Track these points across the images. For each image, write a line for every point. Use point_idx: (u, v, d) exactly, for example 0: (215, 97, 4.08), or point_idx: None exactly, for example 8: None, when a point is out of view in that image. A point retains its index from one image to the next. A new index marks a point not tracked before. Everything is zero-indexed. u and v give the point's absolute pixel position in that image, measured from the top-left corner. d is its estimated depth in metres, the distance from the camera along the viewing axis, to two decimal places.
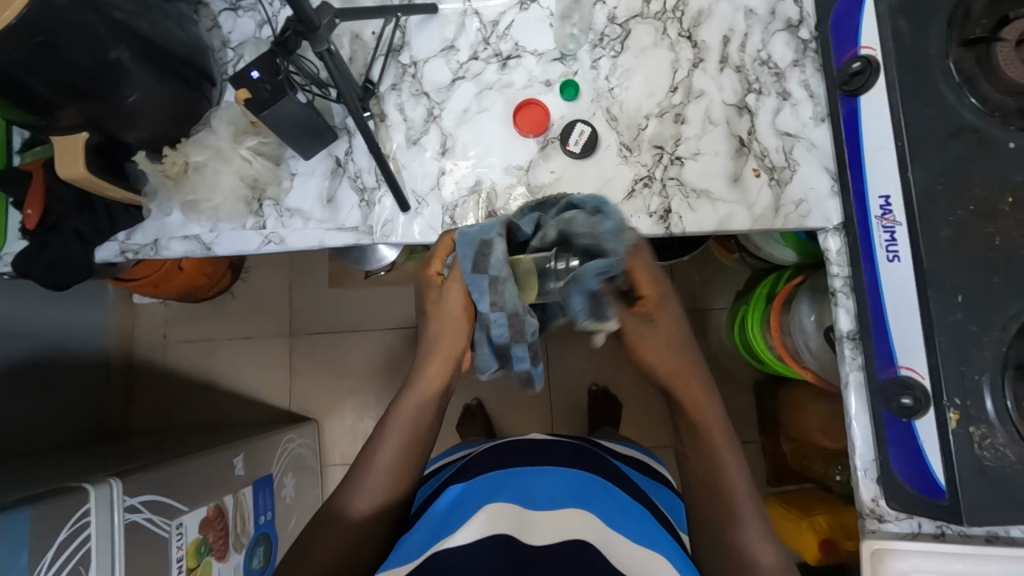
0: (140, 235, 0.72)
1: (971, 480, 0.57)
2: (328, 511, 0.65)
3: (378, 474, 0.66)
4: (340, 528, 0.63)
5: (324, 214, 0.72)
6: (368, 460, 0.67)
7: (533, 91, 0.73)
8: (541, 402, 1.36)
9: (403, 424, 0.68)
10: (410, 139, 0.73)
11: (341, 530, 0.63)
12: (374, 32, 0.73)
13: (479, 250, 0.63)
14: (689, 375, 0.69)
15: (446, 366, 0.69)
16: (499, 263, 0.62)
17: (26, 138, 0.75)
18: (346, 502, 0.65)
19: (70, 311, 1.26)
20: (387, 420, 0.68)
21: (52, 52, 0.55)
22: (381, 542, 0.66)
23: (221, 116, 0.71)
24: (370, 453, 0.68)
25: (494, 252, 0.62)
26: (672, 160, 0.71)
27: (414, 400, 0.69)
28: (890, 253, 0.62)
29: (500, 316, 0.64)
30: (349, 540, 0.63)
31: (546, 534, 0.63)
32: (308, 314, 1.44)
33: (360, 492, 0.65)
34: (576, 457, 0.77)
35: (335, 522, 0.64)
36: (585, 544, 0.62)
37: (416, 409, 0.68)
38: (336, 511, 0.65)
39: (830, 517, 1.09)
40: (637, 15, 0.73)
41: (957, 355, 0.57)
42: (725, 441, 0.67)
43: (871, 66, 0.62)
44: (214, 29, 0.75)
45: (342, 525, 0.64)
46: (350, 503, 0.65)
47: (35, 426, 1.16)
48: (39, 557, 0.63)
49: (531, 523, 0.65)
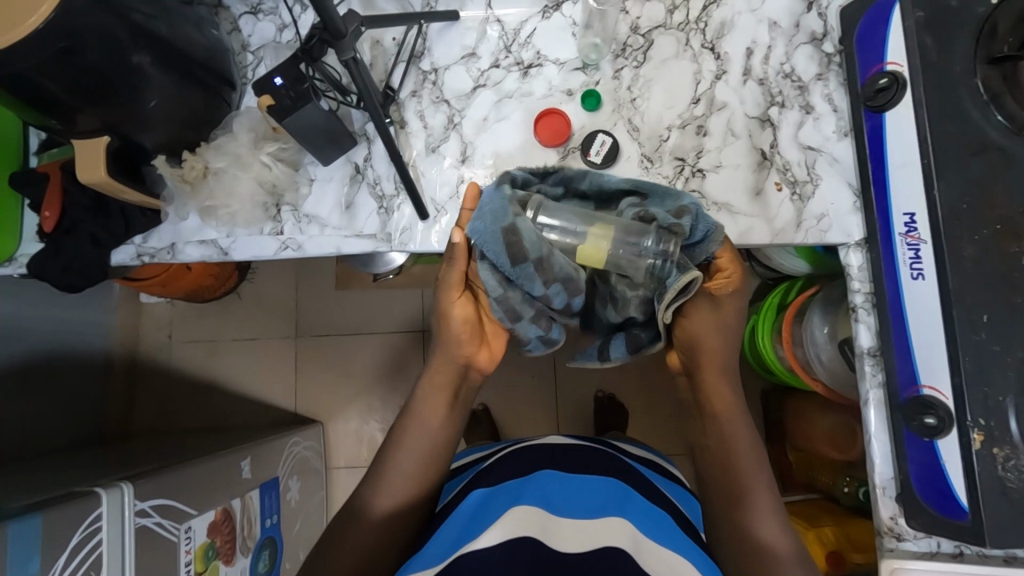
0: (156, 239, 0.72)
1: (992, 500, 0.57)
2: (358, 507, 0.67)
3: (398, 473, 0.68)
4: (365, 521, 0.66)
5: (341, 220, 0.72)
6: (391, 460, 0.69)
7: (554, 100, 0.73)
8: (548, 409, 1.36)
9: (423, 429, 0.69)
10: (429, 146, 0.73)
11: (366, 524, 0.66)
12: (395, 38, 0.73)
13: (510, 229, 0.59)
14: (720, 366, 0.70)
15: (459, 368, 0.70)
16: (534, 245, 0.59)
17: (42, 139, 0.75)
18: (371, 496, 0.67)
19: (76, 310, 1.25)
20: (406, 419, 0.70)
21: (73, 57, 0.54)
22: (407, 536, 0.69)
23: (243, 121, 0.70)
24: (391, 452, 0.69)
25: (526, 235, 0.59)
26: (693, 171, 0.71)
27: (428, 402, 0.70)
28: (914, 271, 0.62)
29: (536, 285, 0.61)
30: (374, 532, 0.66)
31: (576, 540, 0.65)
32: (314, 316, 1.43)
33: (386, 489, 0.68)
34: (594, 465, 0.76)
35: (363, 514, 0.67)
36: (616, 550, 0.63)
37: (431, 410, 0.70)
38: (360, 505, 0.68)
39: (838, 528, 1.09)
40: (659, 25, 0.73)
41: (981, 375, 0.57)
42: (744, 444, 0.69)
43: (898, 83, 0.62)
44: (234, 32, 0.74)
45: (367, 519, 0.67)
46: (375, 499, 0.67)
47: (41, 425, 1.15)
48: (51, 562, 0.63)
49: (558, 527, 0.66)
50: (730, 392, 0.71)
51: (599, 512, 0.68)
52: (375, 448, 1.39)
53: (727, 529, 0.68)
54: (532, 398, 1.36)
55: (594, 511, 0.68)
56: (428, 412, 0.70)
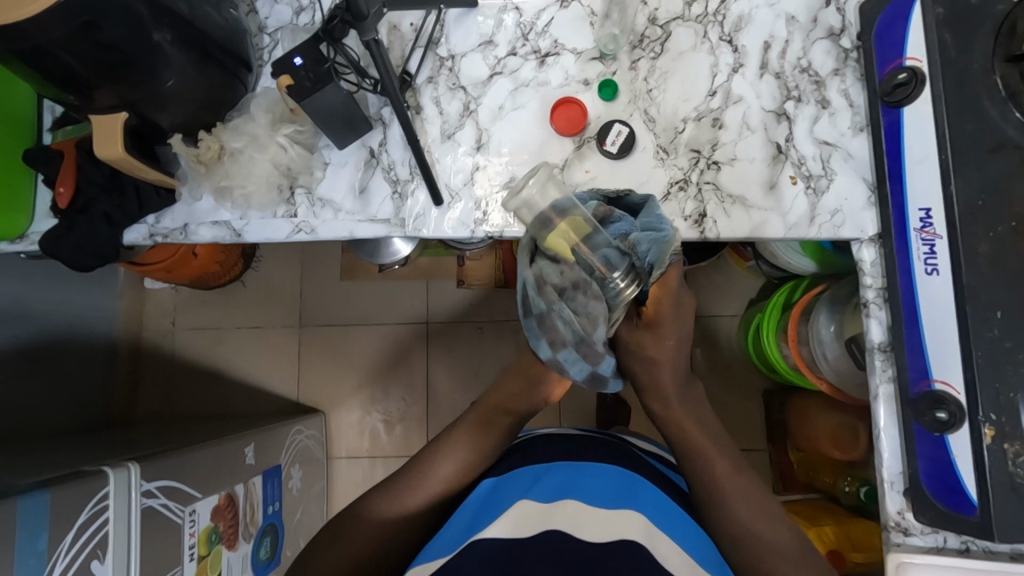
0: (169, 219, 0.72)
1: (1003, 496, 0.58)
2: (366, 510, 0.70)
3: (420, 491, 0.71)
4: (372, 521, 0.68)
5: (355, 205, 0.72)
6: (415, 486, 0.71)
7: (570, 89, 0.73)
8: (550, 403, 1.36)
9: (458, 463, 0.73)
10: (444, 133, 0.73)
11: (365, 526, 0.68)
12: (413, 24, 0.73)
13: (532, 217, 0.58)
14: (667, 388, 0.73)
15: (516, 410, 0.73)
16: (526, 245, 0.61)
17: (56, 116, 0.75)
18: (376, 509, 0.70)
19: (80, 294, 1.25)
20: (453, 444, 0.74)
21: (95, 31, 0.54)
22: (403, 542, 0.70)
23: (260, 102, 0.70)
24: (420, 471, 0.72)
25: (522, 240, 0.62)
26: (708, 164, 0.71)
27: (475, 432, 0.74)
28: (928, 266, 0.62)
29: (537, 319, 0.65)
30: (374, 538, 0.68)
31: (596, 530, 0.65)
32: (319, 305, 1.43)
33: (395, 505, 0.70)
34: (607, 453, 0.76)
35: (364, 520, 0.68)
36: (629, 548, 0.62)
37: (477, 436, 0.74)
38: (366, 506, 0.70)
39: (838, 528, 1.08)
40: (677, 17, 0.73)
41: (993, 371, 0.57)
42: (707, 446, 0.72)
43: (916, 77, 0.62)
44: (251, 14, 0.74)
45: (369, 521, 0.68)
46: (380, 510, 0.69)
47: (42, 408, 1.15)
48: (59, 540, 0.62)
49: (578, 517, 0.66)
50: (682, 406, 0.73)
51: (621, 503, 0.68)
52: (377, 439, 1.39)
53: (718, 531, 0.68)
54: None
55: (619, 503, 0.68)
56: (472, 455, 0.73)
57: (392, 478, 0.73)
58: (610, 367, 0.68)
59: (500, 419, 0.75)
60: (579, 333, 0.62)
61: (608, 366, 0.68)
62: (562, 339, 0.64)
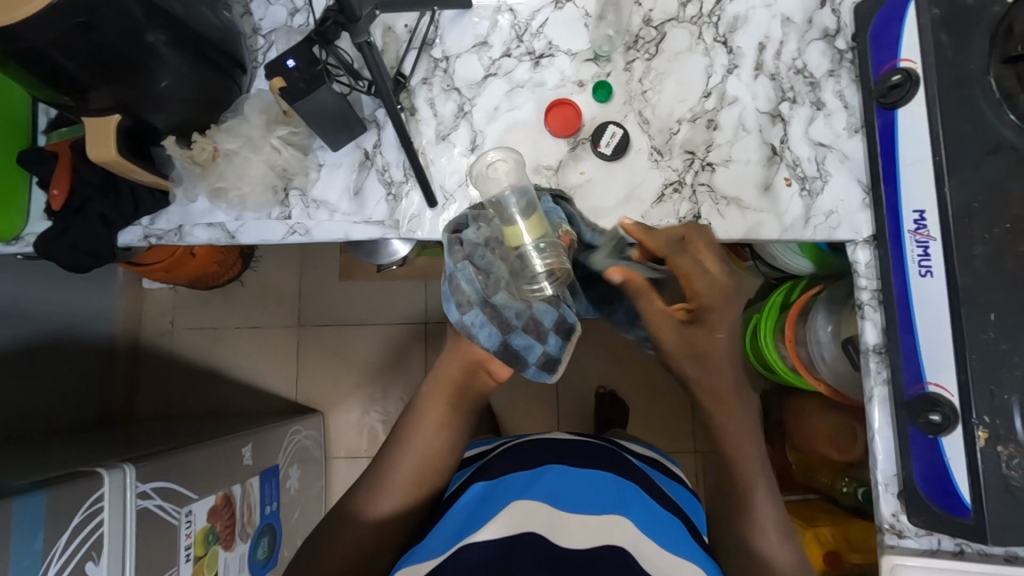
0: (164, 220, 0.72)
1: (997, 499, 0.58)
2: (354, 511, 0.68)
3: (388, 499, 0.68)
4: (359, 529, 0.66)
5: (350, 206, 0.72)
6: (381, 491, 0.68)
7: (565, 91, 0.73)
8: (548, 404, 1.36)
9: (413, 460, 0.70)
10: (439, 134, 0.73)
11: (349, 536, 0.66)
12: (407, 25, 0.73)
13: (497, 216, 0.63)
14: (715, 381, 0.65)
15: (449, 403, 0.71)
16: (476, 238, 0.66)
17: (51, 117, 0.75)
18: (373, 499, 0.68)
19: (80, 294, 1.25)
20: (403, 445, 0.70)
21: (89, 33, 0.54)
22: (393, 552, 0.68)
23: (254, 104, 0.71)
24: (377, 479, 0.69)
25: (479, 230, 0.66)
26: (703, 165, 0.71)
27: (422, 431, 0.71)
28: (922, 268, 0.62)
29: (497, 334, 0.67)
30: (354, 546, 0.66)
31: (582, 535, 0.63)
32: (318, 305, 1.43)
33: (372, 509, 0.68)
34: (598, 460, 0.77)
35: (348, 524, 0.67)
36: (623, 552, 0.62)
37: (430, 421, 0.71)
38: (349, 514, 0.68)
39: (835, 528, 1.08)
40: (672, 18, 0.72)
41: (988, 373, 0.57)
42: (754, 463, 0.66)
43: (911, 79, 0.62)
44: (246, 15, 0.74)
45: (356, 530, 0.66)
46: (366, 512, 0.67)
47: (40, 407, 1.15)
48: (54, 541, 0.63)
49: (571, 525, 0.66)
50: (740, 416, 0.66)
51: (603, 508, 0.67)
52: (375, 438, 1.39)
53: (730, 525, 0.66)
54: (532, 393, 1.36)
55: (606, 508, 0.67)
56: (424, 456, 0.70)
57: (360, 483, 0.71)
58: (525, 344, 0.67)
59: (445, 408, 0.71)
60: (483, 292, 0.65)
61: (522, 340, 0.67)
62: (503, 319, 0.66)
